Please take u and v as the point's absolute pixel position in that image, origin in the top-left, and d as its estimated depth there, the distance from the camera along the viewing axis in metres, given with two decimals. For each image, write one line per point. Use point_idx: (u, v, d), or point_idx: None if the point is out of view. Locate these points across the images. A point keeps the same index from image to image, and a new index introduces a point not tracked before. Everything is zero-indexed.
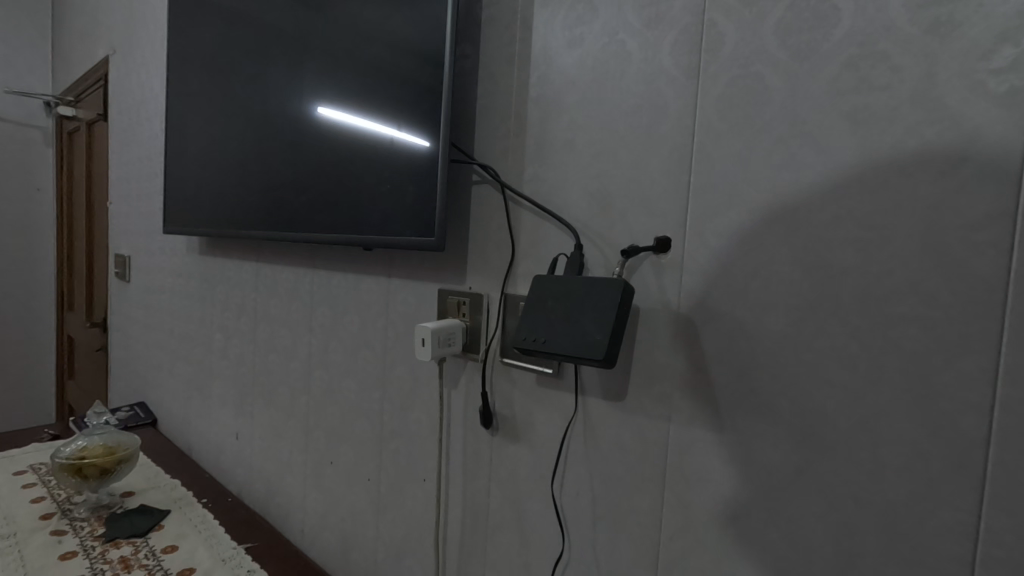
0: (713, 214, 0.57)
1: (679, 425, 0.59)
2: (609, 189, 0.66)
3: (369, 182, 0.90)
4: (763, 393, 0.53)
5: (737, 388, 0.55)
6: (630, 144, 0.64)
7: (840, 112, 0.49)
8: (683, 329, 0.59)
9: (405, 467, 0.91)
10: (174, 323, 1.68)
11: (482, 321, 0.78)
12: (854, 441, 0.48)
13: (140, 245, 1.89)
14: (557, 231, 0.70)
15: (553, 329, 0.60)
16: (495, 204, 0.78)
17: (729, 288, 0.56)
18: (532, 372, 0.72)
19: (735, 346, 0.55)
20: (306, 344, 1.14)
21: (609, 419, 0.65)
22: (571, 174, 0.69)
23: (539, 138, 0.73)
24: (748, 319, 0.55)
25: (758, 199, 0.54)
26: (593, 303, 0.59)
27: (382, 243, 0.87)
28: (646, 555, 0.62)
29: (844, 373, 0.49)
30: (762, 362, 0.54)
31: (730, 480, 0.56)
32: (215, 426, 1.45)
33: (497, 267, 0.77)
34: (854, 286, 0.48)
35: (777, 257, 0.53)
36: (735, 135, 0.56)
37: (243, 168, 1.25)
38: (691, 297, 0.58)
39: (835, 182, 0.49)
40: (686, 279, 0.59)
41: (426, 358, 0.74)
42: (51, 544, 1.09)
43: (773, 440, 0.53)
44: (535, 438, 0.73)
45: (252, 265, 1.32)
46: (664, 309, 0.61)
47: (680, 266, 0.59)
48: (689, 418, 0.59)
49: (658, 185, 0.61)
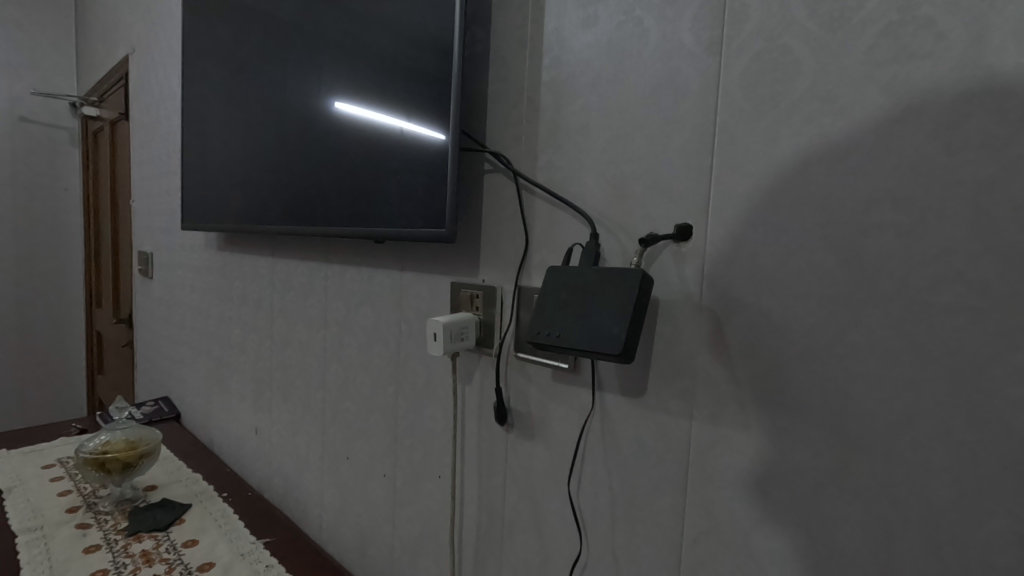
0: (737, 199, 0.54)
1: (702, 423, 0.56)
2: (626, 175, 0.62)
3: (383, 174, 0.89)
4: (792, 389, 0.50)
5: (764, 383, 0.52)
6: (647, 127, 0.61)
7: (877, 84, 0.45)
8: (706, 321, 0.56)
9: (420, 463, 0.90)
10: (195, 319, 1.69)
11: (496, 315, 0.76)
12: (893, 441, 0.45)
13: (161, 241, 1.92)
14: (572, 220, 0.68)
15: (568, 322, 0.57)
16: (508, 194, 0.75)
17: (755, 277, 0.52)
18: (548, 367, 0.70)
19: (762, 339, 0.52)
20: (321, 339, 1.13)
21: (628, 416, 0.62)
22: (586, 160, 0.66)
23: (553, 123, 0.70)
24: (776, 310, 0.51)
25: (787, 181, 0.50)
26: (609, 295, 0.56)
27: (394, 236, 0.86)
28: (667, 557, 0.60)
29: (882, 368, 0.45)
30: (792, 357, 0.50)
31: (757, 481, 0.53)
32: (236, 420, 1.46)
33: (510, 258, 0.75)
34: (892, 273, 0.45)
35: (808, 244, 0.49)
36: (761, 114, 0.52)
37: (258, 163, 1.24)
38: (714, 288, 0.55)
39: (872, 161, 0.45)
40: (709, 268, 0.56)
41: (438, 352, 0.72)
42: (76, 537, 1.11)
43: (804, 439, 0.49)
44: (551, 435, 0.70)
45: (268, 260, 1.31)
46: (686, 300, 0.57)
47: (702, 255, 0.56)
48: (713, 415, 0.55)
49: (678, 169, 0.58)
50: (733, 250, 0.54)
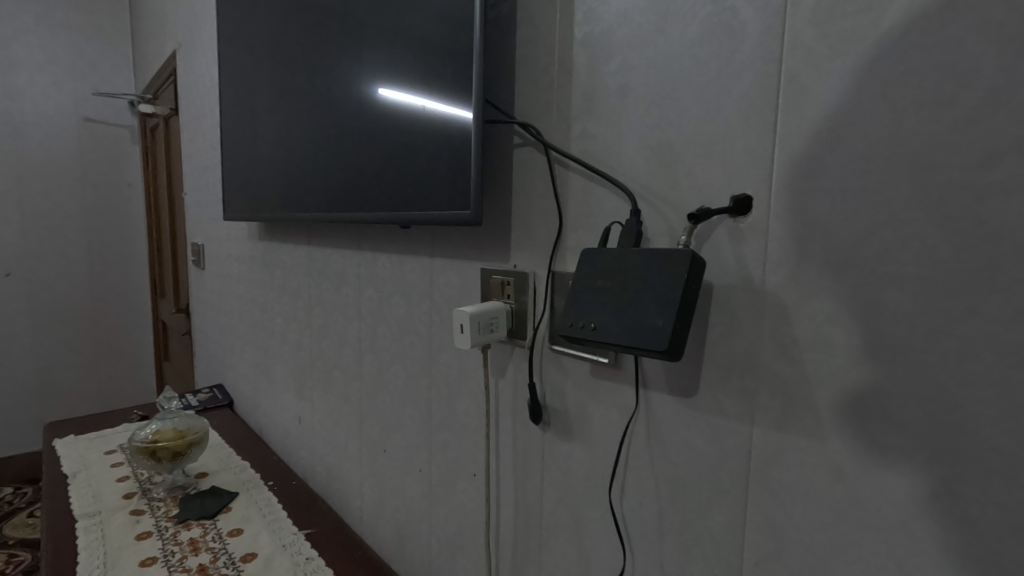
0: (808, 162, 0.44)
1: (765, 429, 0.48)
2: (672, 140, 0.54)
3: (408, 155, 0.84)
4: (880, 393, 0.41)
5: (843, 385, 0.43)
6: (696, 83, 0.52)
7: (1000, 3, 0.35)
8: (770, 310, 0.47)
9: (455, 459, 0.85)
10: (242, 308, 1.72)
11: (528, 304, 0.69)
12: (1016, 462, 0.35)
13: (210, 232, 1.95)
14: (610, 195, 0.60)
15: (604, 313, 0.50)
16: (539, 169, 0.68)
17: (831, 256, 0.43)
18: (585, 361, 0.63)
19: (840, 332, 0.43)
20: (356, 329, 1.10)
21: (677, 418, 0.55)
22: (625, 126, 0.58)
23: (587, 86, 0.62)
24: (858, 296, 0.42)
25: (873, 137, 0.40)
26: (651, 282, 0.48)
27: (420, 221, 0.80)
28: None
29: (1002, 370, 0.36)
30: (879, 353, 0.41)
31: (834, 500, 0.44)
32: (281, 409, 1.47)
33: (542, 241, 0.68)
34: (1019, 248, 0.35)
35: (901, 214, 0.39)
36: (839, 56, 0.42)
37: (292, 151, 1.22)
38: (779, 270, 0.46)
39: (992, 104, 0.35)
40: (772, 247, 0.47)
41: (465, 346, 0.66)
42: (130, 524, 1.14)
43: (895, 453, 0.41)
44: (590, 436, 0.63)
45: (305, 249, 1.30)
46: (744, 286, 0.49)
47: (764, 232, 0.47)
48: (778, 421, 0.47)
49: (734, 130, 0.49)
50: (803, 224, 0.45)
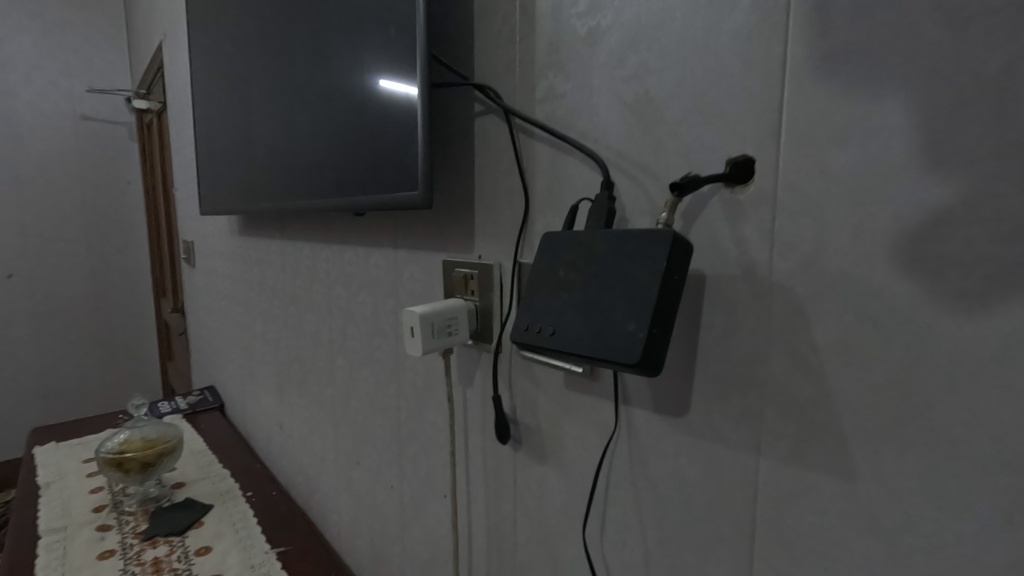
0: (830, 106, 0.33)
1: (775, 462, 0.37)
2: (653, 92, 0.42)
3: (366, 132, 0.73)
4: (933, 422, 0.30)
5: (881, 410, 0.32)
6: (682, 15, 0.40)
7: None
8: (780, 308, 0.36)
9: (425, 478, 0.75)
10: (227, 307, 1.64)
11: (495, 301, 0.59)
12: None
13: (198, 229, 1.88)
14: (582, 167, 0.48)
15: (564, 313, 0.39)
16: (502, 140, 0.57)
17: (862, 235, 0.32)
18: (558, 370, 0.52)
19: (875, 338, 0.31)
20: (327, 330, 1.00)
21: (665, 443, 0.44)
22: (598, 79, 0.47)
23: (553, 34, 0.51)
24: (900, 289, 0.30)
25: (920, 64, 0.29)
26: (621, 273, 0.37)
27: (377, 206, 0.71)
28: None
29: None
30: (930, 368, 0.30)
31: (867, 561, 0.33)
32: (264, 414, 1.39)
33: (508, 225, 0.57)
34: None
35: (963, 173, 0.28)
36: None
37: (260, 137, 1.12)
38: (792, 256, 0.35)
39: None
40: (782, 223, 0.35)
41: (416, 352, 0.56)
42: (94, 541, 1.06)
43: (954, 505, 0.29)
44: (565, 460, 0.53)
45: (279, 243, 1.20)
46: (746, 276, 0.37)
47: (771, 204, 0.36)
48: (792, 453, 0.36)
49: (729, 71, 0.37)
50: (821, 191, 0.33)
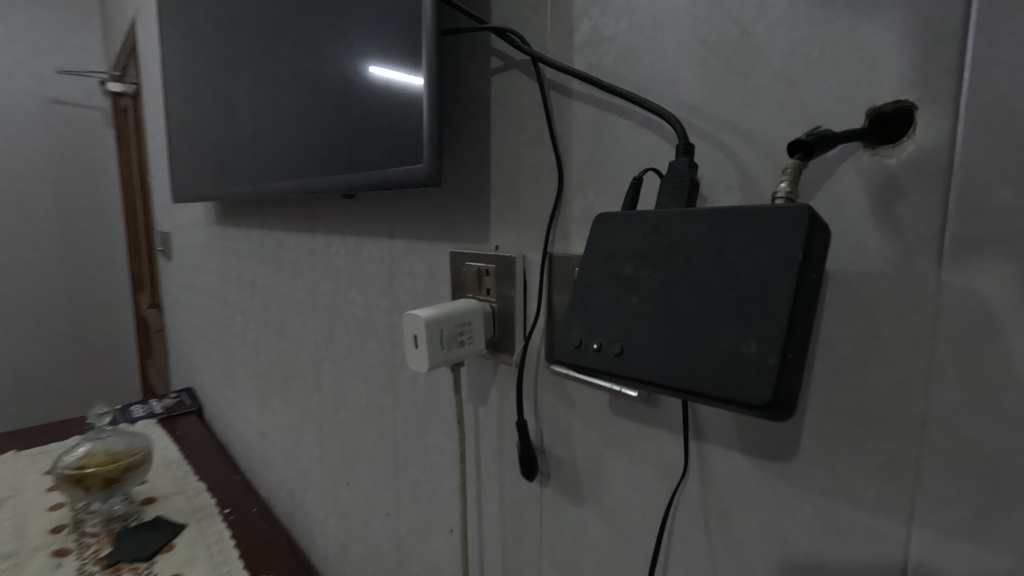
0: None
1: (931, 531, 0.26)
2: (747, 22, 0.31)
3: (361, 101, 0.62)
4: None
5: None
6: None
7: None
8: (951, 320, 0.25)
9: (426, 507, 0.64)
10: (205, 303, 1.51)
11: (518, 303, 0.47)
12: None
13: (174, 219, 1.74)
14: (640, 130, 0.37)
15: (637, 332, 0.28)
16: (526, 102, 0.46)
17: None
18: (603, 391, 0.41)
19: None
20: (312, 332, 0.89)
21: (755, 492, 0.33)
22: (664, 12, 0.35)
23: None
24: None
25: None
26: (727, 273, 0.26)
27: (371, 186, 0.60)
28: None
29: None
30: None
31: None
32: (245, 421, 1.27)
33: (533, 209, 0.46)
34: None
35: None
36: None
37: (237, 114, 1.00)
38: (974, 244, 0.24)
39: None
40: (957, 198, 0.25)
41: (422, 368, 0.44)
42: (49, 568, 0.93)
43: None
44: (608, 502, 0.42)
45: (258, 233, 1.08)
46: (895, 272, 0.26)
47: (941, 170, 0.25)
48: (962, 522, 0.25)
49: None
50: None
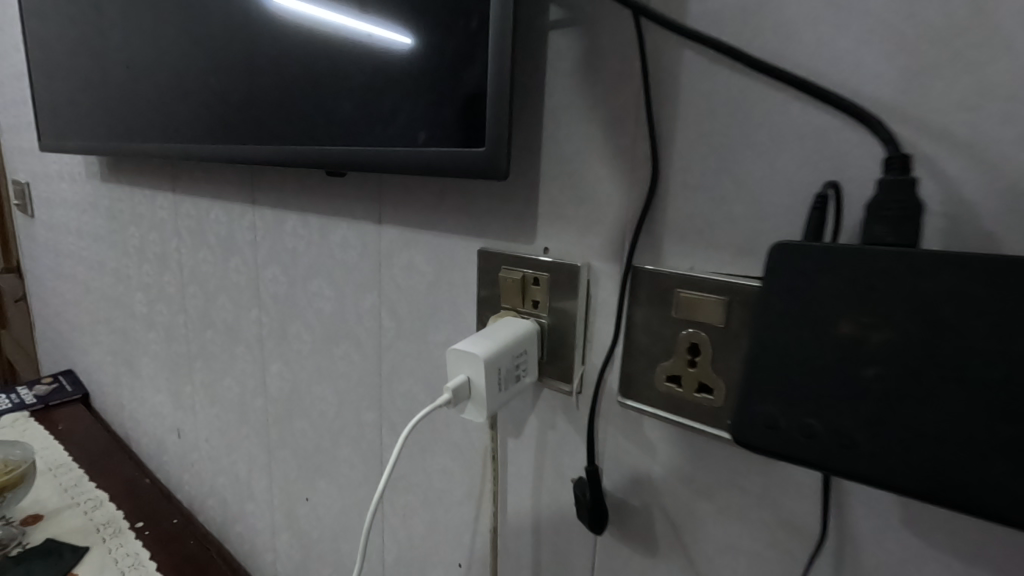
0: None
1: None
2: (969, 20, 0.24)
3: (340, 113, 0.47)
4: None
5: None
6: None
7: None
8: None
9: (423, 536, 0.56)
10: (88, 274, 1.24)
11: (578, 322, 0.39)
12: None
13: (36, 166, 1.41)
14: (784, 121, 0.29)
15: (835, 410, 0.26)
16: (605, 72, 0.35)
17: None
18: (701, 433, 0.35)
19: None
20: (254, 324, 0.74)
21: (906, 561, 0.29)
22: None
23: None
24: None
25: None
26: (955, 346, 0.24)
27: (365, 163, 0.44)
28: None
29: None
30: None
31: None
32: (154, 416, 1.09)
33: (609, 211, 0.37)
34: None
35: None
36: None
37: (130, 42, 0.77)
38: None
39: None
40: None
41: (479, 417, 0.36)
42: None
43: None
44: (695, 548, 0.36)
45: (168, 197, 0.88)
46: None
47: None
48: None
49: None
50: None
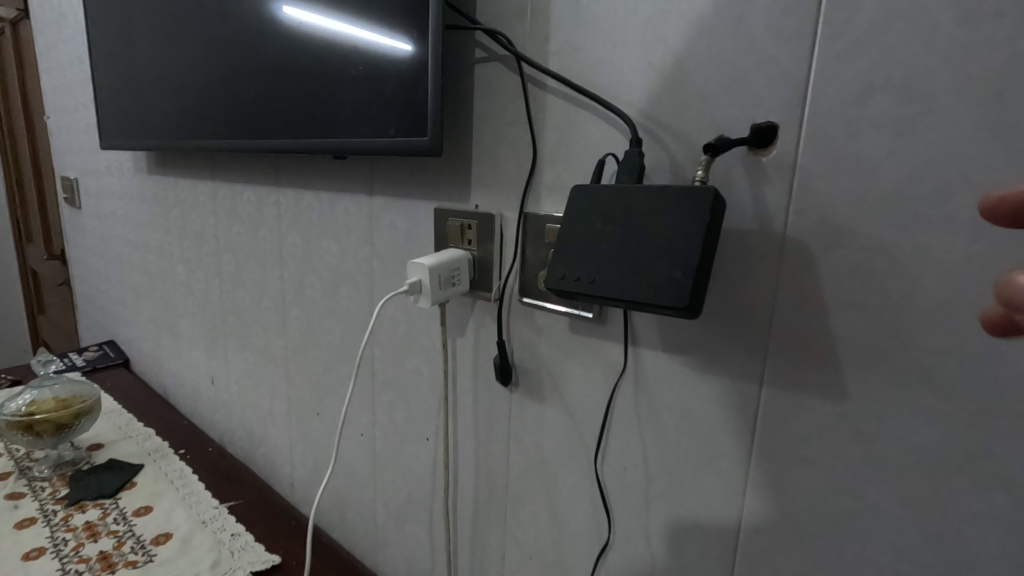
0: (829, 108, 0.38)
1: (758, 392, 0.45)
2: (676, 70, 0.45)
3: (342, 116, 0.68)
4: (890, 360, 0.38)
5: (852, 350, 0.40)
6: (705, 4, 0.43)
7: None
8: (775, 269, 0.42)
9: (402, 423, 0.77)
10: (132, 253, 1.47)
11: (494, 252, 0.60)
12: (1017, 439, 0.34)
13: (86, 163, 1.64)
14: (598, 121, 0.51)
15: (598, 267, 0.43)
16: (507, 91, 0.57)
17: (834, 222, 0.39)
18: (565, 315, 0.56)
19: (843, 299, 0.39)
20: (278, 280, 0.95)
21: (668, 376, 0.50)
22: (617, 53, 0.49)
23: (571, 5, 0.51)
24: (871, 260, 0.38)
25: (905, 90, 0.36)
26: (666, 235, 0.40)
27: (358, 149, 0.66)
28: (721, 560, 0.49)
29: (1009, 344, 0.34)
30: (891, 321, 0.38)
31: (824, 467, 0.42)
32: (191, 368, 1.31)
33: (512, 179, 0.58)
34: None
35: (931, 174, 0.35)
36: None
37: (182, 62, 0.99)
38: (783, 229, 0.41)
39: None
40: (773, 203, 0.42)
41: (426, 304, 0.58)
42: (6, 510, 0.95)
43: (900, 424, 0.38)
44: (566, 393, 0.57)
45: (207, 184, 1.10)
46: (743, 239, 0.43)
47: (770, 180, 0.41)
48: (769, 383, 0.44)
49: (747, 65, 0.42)
50: (815, 182, 0.39)
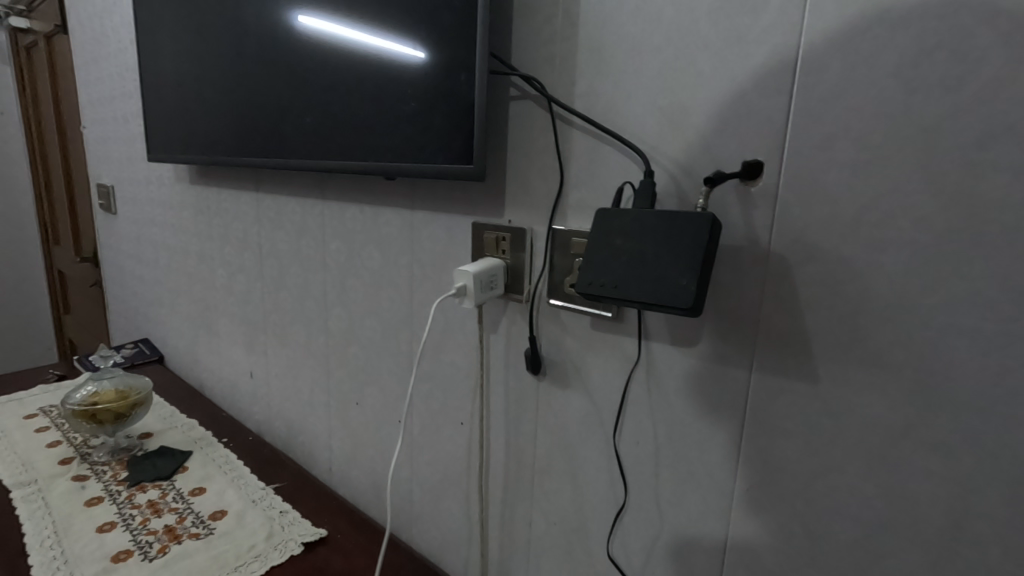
0: (803, 151, 0.49)
1: (749, 376, 0.55)
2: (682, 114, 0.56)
3: (390, 141, 0.78)
4: (851, 350, 0.48)
5: (822, 342, 0.50)
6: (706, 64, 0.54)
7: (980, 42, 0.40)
8: (762, 276, 0.53)
9: (439, 409, 0.87)
10: (171, 256, 1.57)
11: (525, 260, 0.71)
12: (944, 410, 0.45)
13: (124, 172, 1.75)
14: (617, 153, 0.61)
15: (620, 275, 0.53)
16: (539, 125, 0.67)
17: (807, 240, 0.49)
18: (587, 314, 0.66)
19: (815, 301, 0.50)
20: (321, 283, 1.06)
21: (675, 365, 0.60)
22: (632, 99, 0.59)
23: (594, 57, 0.61)
24: (836, 271, 0.48)
25: (860, 140, 0.46)
26: (673, 249, 0.51)
27: (407, 171, 0.76)
28: (719, 516, 0.59)
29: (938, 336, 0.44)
30: (851, 319, 0.48)
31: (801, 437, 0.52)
32: (229, 364, 1.41)
33: (542, 199, 0.68)
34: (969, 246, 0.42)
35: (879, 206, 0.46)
36: (841, 57, 0.46)
37: (232, 86, 1.09)
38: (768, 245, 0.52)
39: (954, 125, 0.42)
40: (760, 224, 0.52)
41: (469, 304, 0.68)
42: (75, 490, 1.06)
43: (858, 400, 0.49)
44: (588, 380, 0.68)
45: (251, 195, 1.20)
46: (736, 253, 0.54)
47: (757, 206, 0.52)
48: (758, 370, 0.54)
49: (739, 114, 0.52)
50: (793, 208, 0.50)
